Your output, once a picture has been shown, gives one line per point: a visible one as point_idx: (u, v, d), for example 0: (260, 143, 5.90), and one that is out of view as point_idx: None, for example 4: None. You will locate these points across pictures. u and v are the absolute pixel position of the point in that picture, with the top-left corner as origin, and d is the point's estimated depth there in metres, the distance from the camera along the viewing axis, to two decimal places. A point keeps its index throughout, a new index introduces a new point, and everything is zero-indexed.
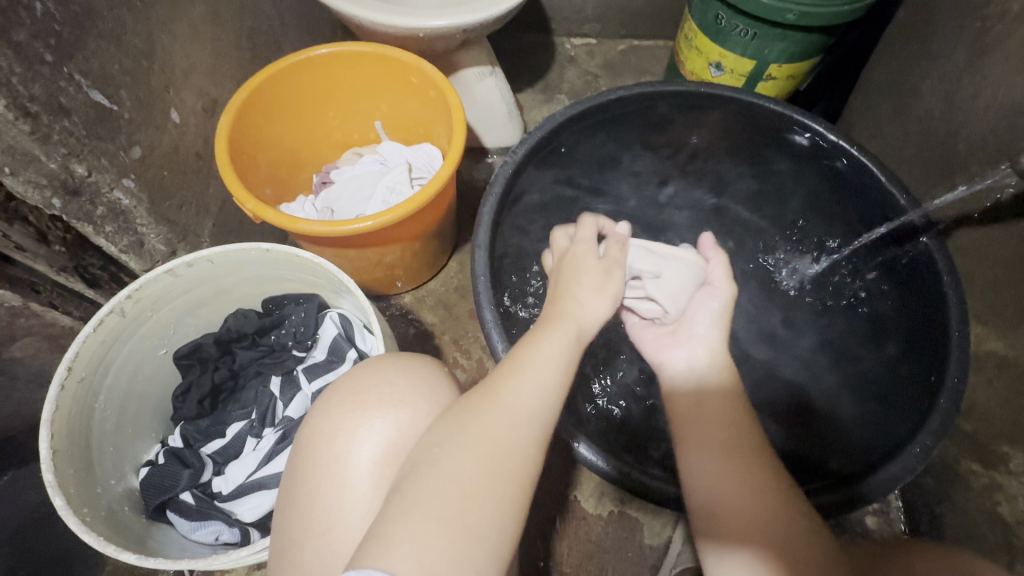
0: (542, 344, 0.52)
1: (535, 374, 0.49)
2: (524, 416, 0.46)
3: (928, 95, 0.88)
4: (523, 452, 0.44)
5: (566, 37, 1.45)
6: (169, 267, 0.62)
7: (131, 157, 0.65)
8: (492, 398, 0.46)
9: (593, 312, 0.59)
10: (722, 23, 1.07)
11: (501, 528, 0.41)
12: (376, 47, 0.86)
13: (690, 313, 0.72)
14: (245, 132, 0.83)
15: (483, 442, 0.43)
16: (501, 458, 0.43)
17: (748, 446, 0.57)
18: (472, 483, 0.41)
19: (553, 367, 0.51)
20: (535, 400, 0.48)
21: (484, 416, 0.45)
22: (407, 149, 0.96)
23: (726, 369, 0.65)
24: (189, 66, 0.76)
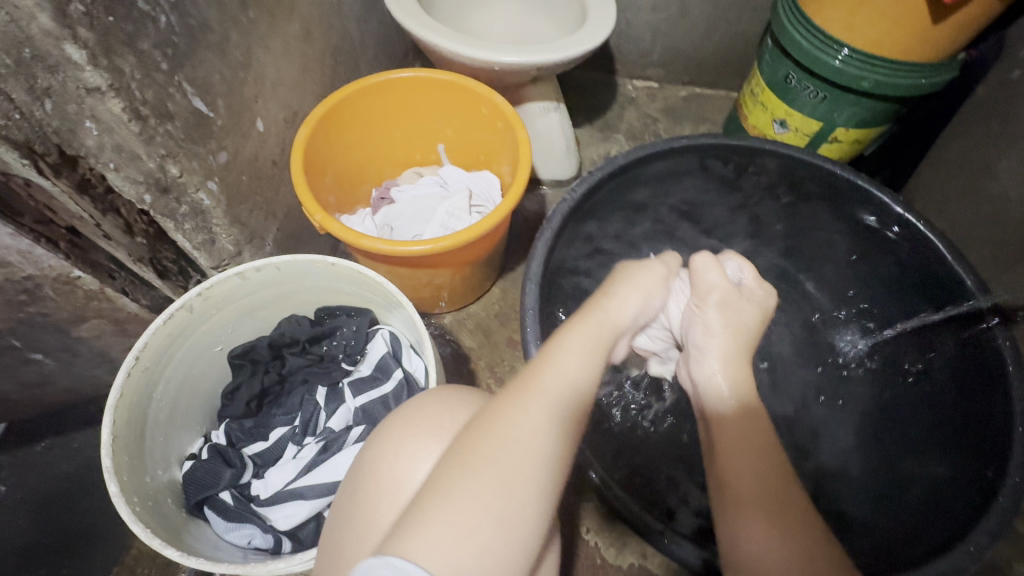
0: (575, 341, 0.51)
1: (568, 377, 0.48)
2: (554, 418, 0.45)
3: (1005, 177, 0.86)
4: (549, 457, 0.44)
5: (629, 79, 1.47)
6: (240, 270, 0.65)
7: (218, 161, 0.68)
8: (524, 400, 0.46)
9: (632, 313, 0.58)
10: (791, 83, 1.07)
11: (517, 531, 0.40)
12: (452, 76, 0.90)
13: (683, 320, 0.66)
14: (320, 145, 0.87)
15: (505, 440, 0.43)
16: (523, 459, 0.42)
17: (784, 495, 0.54)
18: (494, 483, 0.41)
19: (582, 367, 0.50)
20: (564, 402, 0.47)
21: (506, 414, 0.45)
22: (468, 175, 0.98)
23: (749, 400, 0.60)
24: (278, 80, 0.80)
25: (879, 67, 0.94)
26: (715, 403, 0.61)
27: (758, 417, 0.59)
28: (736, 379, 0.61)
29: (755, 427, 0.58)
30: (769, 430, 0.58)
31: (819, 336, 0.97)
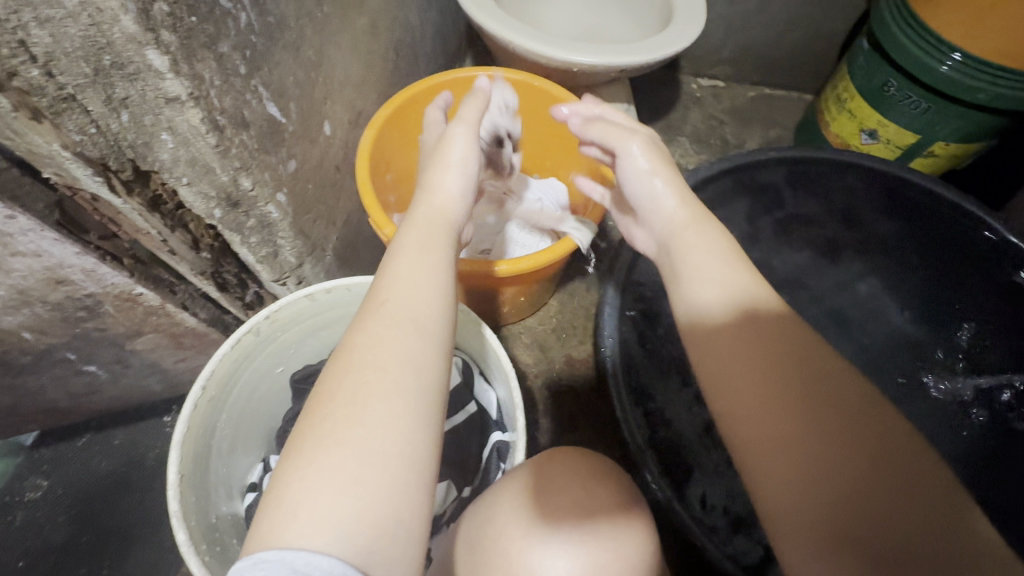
0: (403, 250, 0.49)
1: (422, 285, 0.46)
2: (418, 326, 0.44)
3: None
4: (422, 366, 0.42)
5: (693, 77, 1.38)
6: (309, 291, 0.60)
7: (286, 170, 0.63)
8: (384, 319, 0.44)
9: (454, 193, 0.57)
10: (889, 92, 0.98)
11: (405, 447, 0.39)
12: (527, 79, 0.84)
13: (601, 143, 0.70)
14: (383, 149, 0.82)
15: (358, 374, 0.40)
16: (390, 379, 0.40)
17: (852, 444, 0.41)
18: (352, 426, 0.38)
19: (433, 269, 0.48)
20: (408, 312, 0.44)
21: (373, 336, 0.42)
22: (534, 185, 0.93)
23: (757, 299, 0.50)
24: (346, 79, 0.74)
25: (998, 77, 0.85)
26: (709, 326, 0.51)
27: (795, 357, 0.46)
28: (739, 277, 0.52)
29: (798, 378, 0.45)
30: (813, 354, 0.47)
31: (940, 378, 0.83)
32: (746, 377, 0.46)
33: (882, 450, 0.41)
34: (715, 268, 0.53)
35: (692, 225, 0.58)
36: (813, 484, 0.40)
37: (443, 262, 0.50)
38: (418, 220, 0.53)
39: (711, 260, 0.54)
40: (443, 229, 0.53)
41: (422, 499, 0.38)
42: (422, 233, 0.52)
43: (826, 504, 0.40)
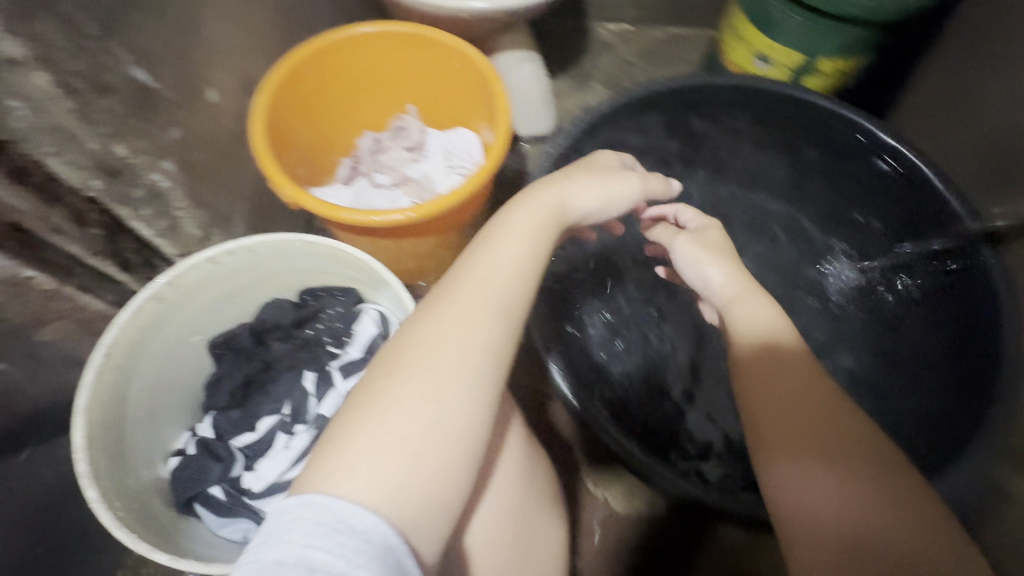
0: (507, 233, 0.52)
1: (504, 273, 0.49)
2: (488, 312, 0.46)
3: (994, 97, 0.85)
4: (485, 355, 0.44)
5: (601, 23, 1.40)
6: (210, 255, 0.61)
7: (169, 139, 0.63)
8: (447, 301, 0.46)
9: (587, 205, 0.57)
10: (773, 15, 1.02)
11: (456, 432, 0.41)
12: (418, 30, 0.83)
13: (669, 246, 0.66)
14: (281, 114, 0.81)
15: (428, 351, 0.43)
16: (446, 366, 0.43)
17: (847, 444, 0.46)
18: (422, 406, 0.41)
19: (512, 262, 0.50)
20: (509, 301, 0.47)
21: (432, 317, 0.45)
22: (443, 137, 0.92)
23: (787, 337, 0.54)
24: (228, 43, 0.73)
25: None
26: (744, 330, 0.55)
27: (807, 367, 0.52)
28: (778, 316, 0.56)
29: (802, 375, 0.51)
30: (813, 366, 0.52)
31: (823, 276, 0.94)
32: (770, 362, 0.52)
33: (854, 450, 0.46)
34: (762, 307, 0.56)
35: (748, 290, 0.58)
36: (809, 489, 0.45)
37: (544, 236, 0.53)
38: (533, 206, 0.54)
39: (759, 304, 0.56)
40: (550, 217, 0.54)
41: (461, 477, 0.42)
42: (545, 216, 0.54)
43: (831, 458, 0.46)
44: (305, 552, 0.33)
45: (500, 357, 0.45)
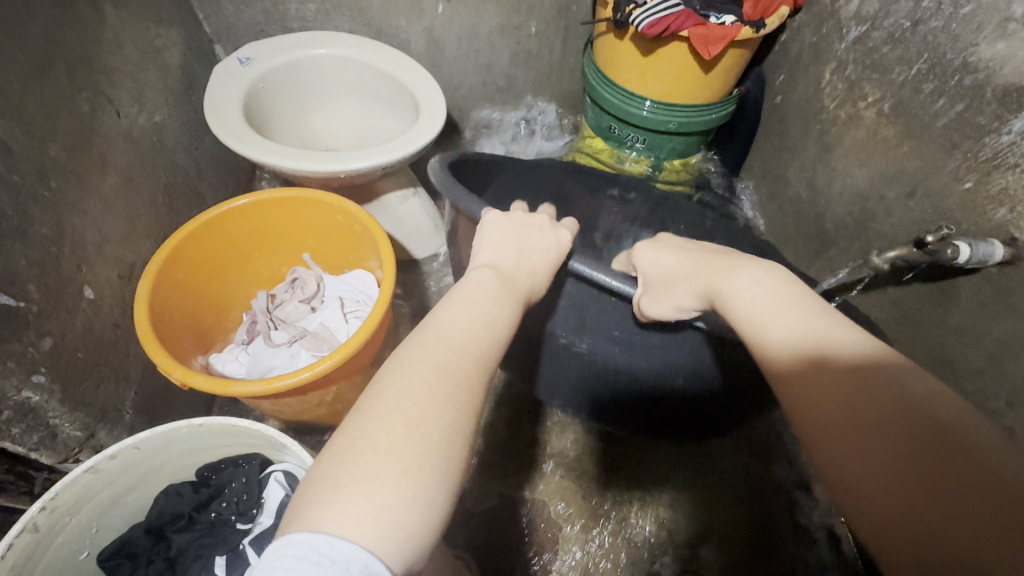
0: (493, 305, 0.53)
1: (483, 323, 0.51)
2: (470, 351, 0.48)
3: (794, 180, 1.05)
4: (464, 392, 0.45)
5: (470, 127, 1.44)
6: (89, 465, 0.59)
7: (40, 349, 0.64)
8: (439, 334, 0.48)
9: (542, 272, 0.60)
10: (615, 132, 1.19)
11: (399, 488, 0.38)
12: (297, 192, 0.89)
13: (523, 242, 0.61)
14: (166, 292, 0.82)
15: (435, 382, 0.44)
16: (434, 423, 0.42)
17: (928, 441, 0.36)
18: (387, 437, 0.40)
19: (488, 314, 0.52)
20: (484, 344, 0.49)
21: (424, 350, 0.47)
22: (340, 283, 0.97)
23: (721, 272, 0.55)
24: (102, 238, 0.76)
25: (676, 112, 1.09)
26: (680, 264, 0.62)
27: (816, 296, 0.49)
28: (780, 286, 0.50)
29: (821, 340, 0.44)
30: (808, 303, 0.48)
31: None
32: (780, 315, 0.47)
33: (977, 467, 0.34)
34: (749, 284, 0.51)
35: (727, 269, 0.55)
36: (882, 517, 0.35)
37: (509, 305, 0.54)
38: (520, 260, 0.59)
39: (671, 261, 0.63)
40: (522, 276, 0.58)
41: (399, 501, 0.38)
42: (491, 276, 0.56)
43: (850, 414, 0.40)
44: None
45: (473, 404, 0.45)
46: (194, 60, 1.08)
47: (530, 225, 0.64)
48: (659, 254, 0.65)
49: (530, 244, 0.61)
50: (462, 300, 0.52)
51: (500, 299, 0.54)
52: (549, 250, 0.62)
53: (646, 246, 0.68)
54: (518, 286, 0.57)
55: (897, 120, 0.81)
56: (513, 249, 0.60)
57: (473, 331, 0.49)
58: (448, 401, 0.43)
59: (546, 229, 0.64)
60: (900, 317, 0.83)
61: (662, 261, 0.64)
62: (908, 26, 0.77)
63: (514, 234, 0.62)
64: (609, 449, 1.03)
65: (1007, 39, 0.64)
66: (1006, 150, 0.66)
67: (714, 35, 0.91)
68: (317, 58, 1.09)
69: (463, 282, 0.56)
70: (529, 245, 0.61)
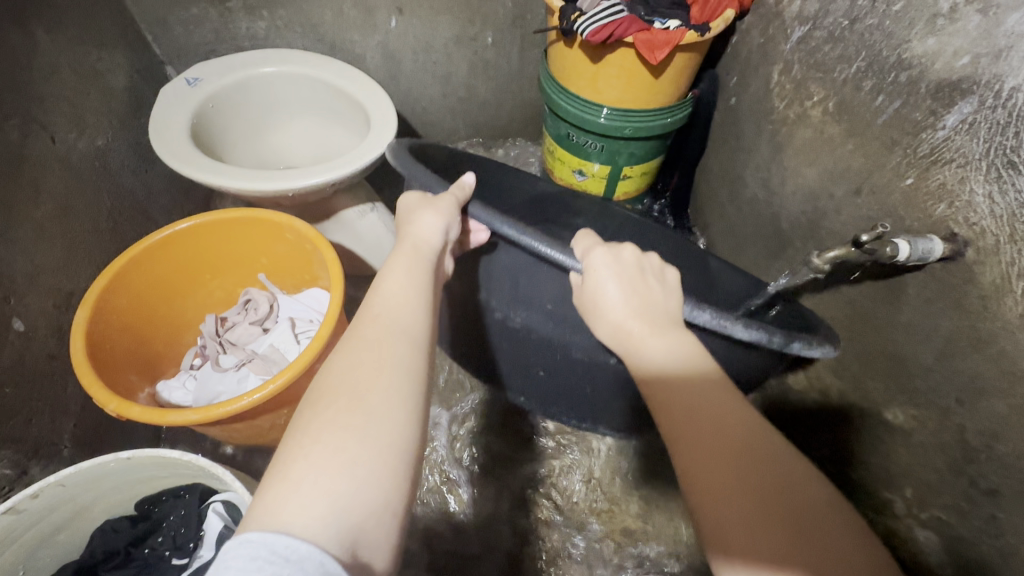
0: (407, 281, 0.52)
1: (408, 303, 0.50)
2: (400, 331, 0.48)
3: (750, 181, 1.04)
4: (400, 368, 0.45)
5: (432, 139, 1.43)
6: (9, 506, 0.56)
7: None
8: (369, 321, 0.49)
9: (439, 232, 0.58)
10: (574, 139, 1.18)
11: (347, 474, 0.37)
12: (243, 213, 0.88)
13: (408, 223, 0.59)
14: (107, 321, 0.80)
15: (371, 369, 0.44)
16: (375, 405, 0.41)
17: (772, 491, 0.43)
18: (331, 434, 0.40)
19: (412, 294, 0.51)
20: (413, 322, 0.49)
21: (352, 345, 0.47)
22: (294, 303, 0.95)
23: (641, 316, 0.53)
24: (34, 268, 0.74)
25: (633, 117, 1.08)
26: (614, 303, 0.54)
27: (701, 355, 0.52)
28: (683, 350, 0.52)
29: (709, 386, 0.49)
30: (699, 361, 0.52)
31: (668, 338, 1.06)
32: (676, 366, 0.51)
33: (846, 544, 0.41)
34: (653, 344, 0.52)
35: (636, 329, 0.53)
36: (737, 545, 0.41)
37: (421, 278, 0.53)
38: (409, 241, 0.57)
39: (613, 292, 0.54)
40: (425, 248, 0.57)
41: (345, 484, 0.37)
42: (406, 258, 0.55)
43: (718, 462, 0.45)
44: None
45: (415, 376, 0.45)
46: (142, 82, 1.07)
47: (418, 208, 0.60)
48: (607, 272, 0.55)
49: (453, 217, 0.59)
50: (386, 285, 0.52)
51: (419, 277, 0.53)
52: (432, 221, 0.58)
53: (602, 254, 0.56)
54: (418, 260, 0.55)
55: (842, 118, 0.80)
56: (406, 231, 0.59)
57: (399, 313, 0.49)
58: (388, 392, 0.43)
59: (431, 199, 0.60)
60: (853, 317, 0.82)
61: (601, 287, 0.55)
62: (846, 24, 0.77)
63: (404, 219, 0.60)
64: (577, 464, 1.01)
65: (937, 35, 0.64)
66: (942, 146, 0.65)
67: (660, 40, 0.92)
68: (267, 76, 1.08)
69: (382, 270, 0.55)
70: (415, 219, 0.59)
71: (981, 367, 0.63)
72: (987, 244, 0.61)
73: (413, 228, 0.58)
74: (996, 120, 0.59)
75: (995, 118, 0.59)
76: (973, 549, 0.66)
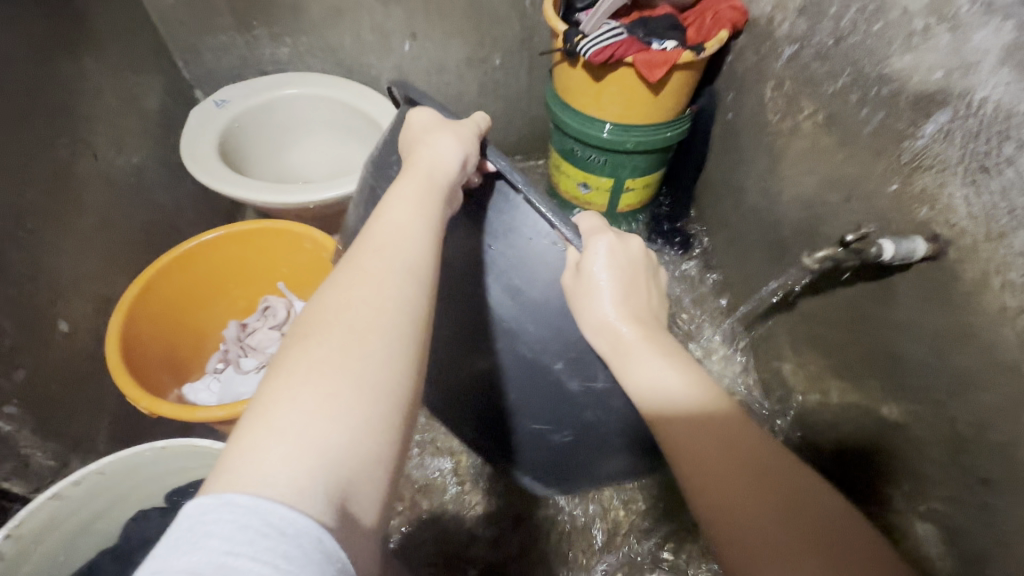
0: (412, 206, 0.49)
1: (413, 230, 0.47)
2: (405, 263, 0.44)
3: (750, 191, 1.09)
4: (399, 305, 0.41)
5: None
6: (54, 492, 0.60)
7: (13, 380, 0.67)
8: (374, 248, 0.45)
9: (455, 154, 0.54)
10: (579, 154, 1.23)
11: (339, 424, 0.34)
12: (267, 223, 0.94)
13: (420, 144, 0.55)
14: (139, 325, 0.85)
15: (367, 309, 0.40)
16: (371, 344, 0.38)
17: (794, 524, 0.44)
18: (320, 384, 0.35)
19: (420, 220, 0.48)
20: (420, 251, 0.46)
21: (350, 276, 0.42)
22: None
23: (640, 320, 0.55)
24: (77, 275, 0.79)
25: (633, 131, 1.14)
26: (613, 306, 0.54)
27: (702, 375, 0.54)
28: (688, 372, 0.53)
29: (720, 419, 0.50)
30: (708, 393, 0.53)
31: None
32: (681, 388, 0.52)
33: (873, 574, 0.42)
34: (659, 369, 0.53)
35: (638, 347, 0.54)
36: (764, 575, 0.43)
37: (433, 201, 0.50)
38: (420, 162, 0.53)
39: (609, 293, 0.54)
40: (437, 170, 0.53)
41: (335, 437, 0.33)
42: (417, 178, 0.51)
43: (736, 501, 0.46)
44: (223, 559, 0.27)
45: (414, 316, 0.42)
46: (174, 105, 1.14)
47: (429, 131, 0.56)
48: (604, 263, 0.54)
49: (473, 146, 0.56)
50: (391, 213, 0.48)
51: (427, 210, 0.49)
52: (446, 143, 0.54)
53: (603, 242, 0.54)
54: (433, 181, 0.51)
55: (832, 130, 0.85)
56: (415, 152, 0.55)
57: (402, 242, 0.45)
58: (384, 332, 0.39)
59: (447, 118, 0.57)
60: (851, 318, 0.86)
61: (596, 285, 0.54)
62: (832, 43, 0.83)
63: (417, 135, 0.57)
64: None
65: (914, 51, 0.69)
66: (923, 153, 0.70)
67: (658, 59, 0.98)
68: (289, 98, 1.15)
69: (394, 186, 0.51)
70: (427, 142, 0.55)
71: (969, 361, 0.66)
72: (968, 243, 0.65)
73: (421, 149, 0.54)
74: (969, 128, 0.63)
75: (969, 126, 0.63)
76: (972, 540, 0.68)
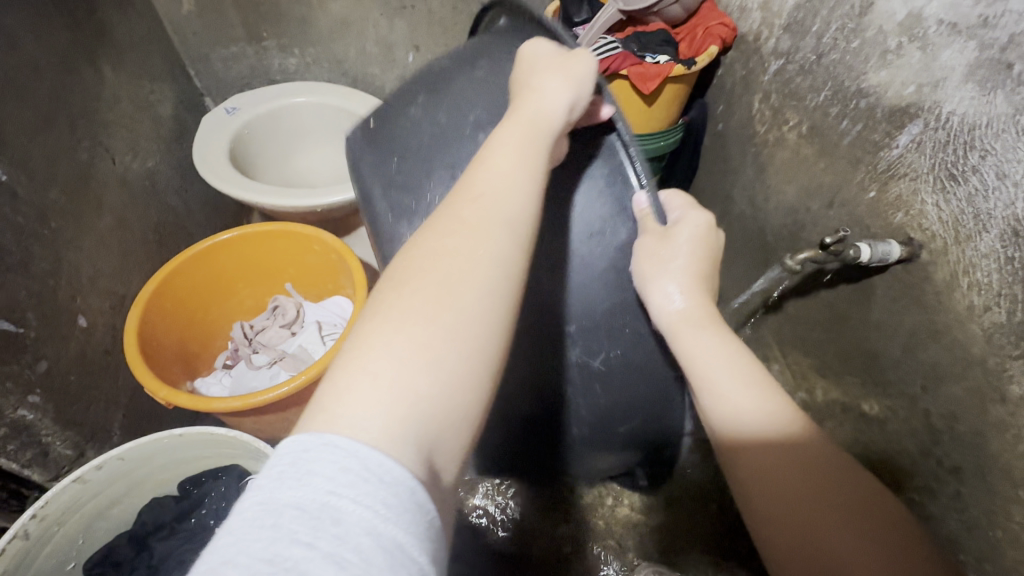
0: (507, 155, 0.48)
1: (513, 184, 0.46)
2: (499, 220, 0.44)
3: (738, 198, 1.13)
4: (492, 265, 0.42)
5: None
6: (77, 475, 0.64)
7: (37, 371, 0.70)
8: (468, 198, 0.45)
9: (566, 101, 0.51)
10: None
11: (429, 377, 0.36)
12: (277, 226, 0.98)
13: (535, 82, 0.52)
14: (155, 322, 0.88)
15: (461, 269, 0.41)
16: (463, 301, 0.40)
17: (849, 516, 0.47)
18: (417, 334, 0.38)
19: (515, 171, 0.47)
20: (512, 206, 0.45)
21: (443, 230, 0.44)
22: (318, 308, 1.04)
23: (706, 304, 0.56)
24: (95, 273, 0.83)
25: None
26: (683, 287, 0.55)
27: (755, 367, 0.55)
28: (734, 345, 0.55)
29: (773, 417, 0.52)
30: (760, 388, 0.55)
31: None
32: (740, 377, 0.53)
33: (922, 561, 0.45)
34: (707, 343, 0.54)
35: (690, 319, 0.55)
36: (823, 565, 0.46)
37: (534, 152, 0.48)
38: (527, 110, 0.50)
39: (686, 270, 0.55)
40: (543, 119, 0.50)
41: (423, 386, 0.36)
42: (521, 127, 0.49)
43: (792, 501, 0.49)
44: (329, 497, 0.30)
45: (504, 278, 0.42)
46: (185, 111, 1.18)
47: (548, 71, 0.52)
48: (687, 242, 0.56)
49: (586, 87, 0.52)
50: (494, 162, 0.47)
51: (532, 161, 0.48)
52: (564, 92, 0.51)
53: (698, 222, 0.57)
54: (539, 129, 0.49)
55: (813, 140, 0.89)
56: (529, 91, 0.52)
57: (504, 197, 0.45)
58: (475, 288, 0.40)
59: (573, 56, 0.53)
60: (830, 320, 0.90)
61: (681, 256, 0.55)
62: (814, 59, 0.87)
63: (528, 71, 0.53)
64: None
65: (888, 67, 0.74)
66: (897, 162, 0.74)
67: (651, 72, 1.03)
68: (298, 106, 1.19)
69: (497, 131, 0.50)
70: (544, 81, 0.52)
71: (937, 357, 0.71)
72: (937, 246, 0.69)
73: (536, 88, 0.51)
74: (938, 139, 0.68)
75: (938, 137, 0.68)
76: (942, 526, 0.71)
